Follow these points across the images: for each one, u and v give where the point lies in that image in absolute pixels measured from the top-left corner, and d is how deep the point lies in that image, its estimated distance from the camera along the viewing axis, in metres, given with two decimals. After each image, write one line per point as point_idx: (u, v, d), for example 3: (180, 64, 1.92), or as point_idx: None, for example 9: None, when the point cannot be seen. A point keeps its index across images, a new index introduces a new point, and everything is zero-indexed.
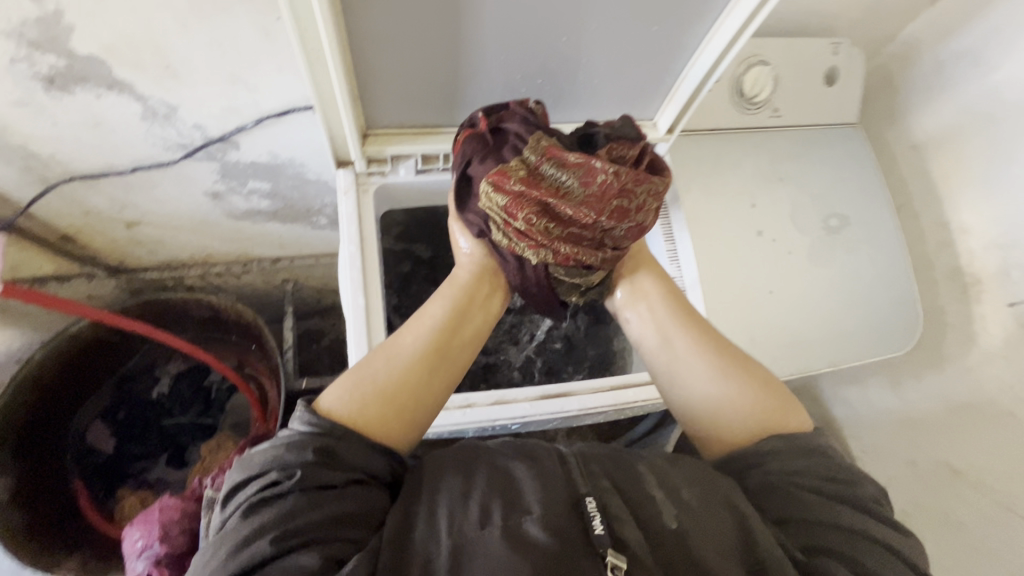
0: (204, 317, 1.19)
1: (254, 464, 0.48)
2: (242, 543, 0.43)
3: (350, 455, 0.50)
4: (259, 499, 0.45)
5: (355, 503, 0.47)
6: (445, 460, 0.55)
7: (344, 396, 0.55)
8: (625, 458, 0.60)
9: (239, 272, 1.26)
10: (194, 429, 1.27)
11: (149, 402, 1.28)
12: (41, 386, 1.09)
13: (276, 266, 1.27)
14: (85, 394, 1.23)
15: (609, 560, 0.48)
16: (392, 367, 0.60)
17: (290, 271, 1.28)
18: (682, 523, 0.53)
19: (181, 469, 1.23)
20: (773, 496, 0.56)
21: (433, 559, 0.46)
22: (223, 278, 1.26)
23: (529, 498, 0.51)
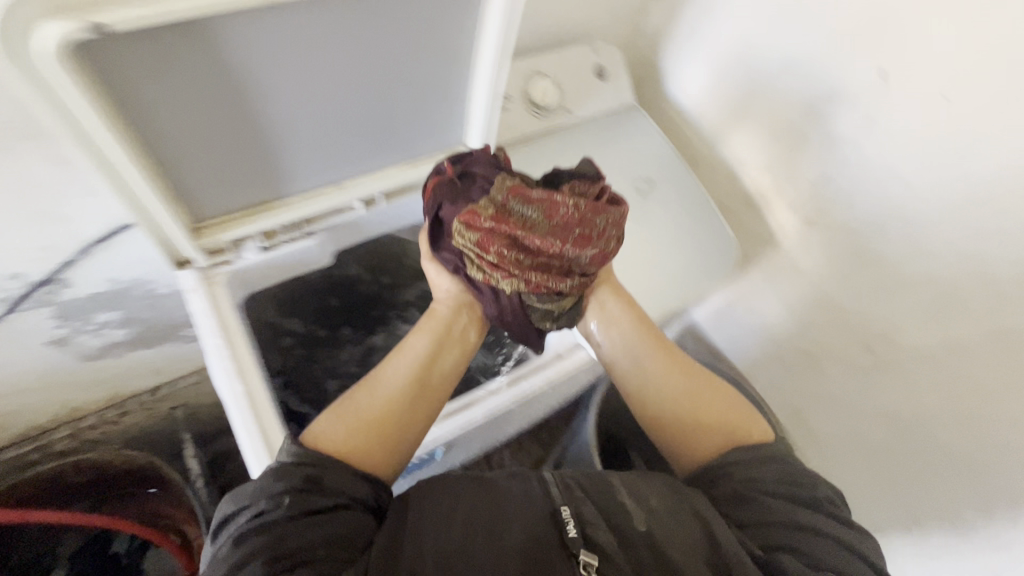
0: (81, 480, 1.16)
1: (243, 497, 0.60)
2: (240, 563, 0.53)
3: (335, 480, 0.62)
4: (252, 525, 0.56)
5: (340, 527, 0.57)
6: (433, 483, 0.62)
7: (331, 421, 0.70)
8: (596, 471, 0.64)
9: (116, 417, 1.22)
10: None
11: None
12: None
13: (158, 397, 1.26)
14: None
15: (583, 561, 0.52)
16: (373, 395, 0.74)
17: (173, 397, 1.28)
18: (652, 529, 0.57)
19: None
20: (742, 505, 0.67)
21: (421, 565, 0.52)
22: (100, 430, 1.21)
23: (507, 510, 0.57)
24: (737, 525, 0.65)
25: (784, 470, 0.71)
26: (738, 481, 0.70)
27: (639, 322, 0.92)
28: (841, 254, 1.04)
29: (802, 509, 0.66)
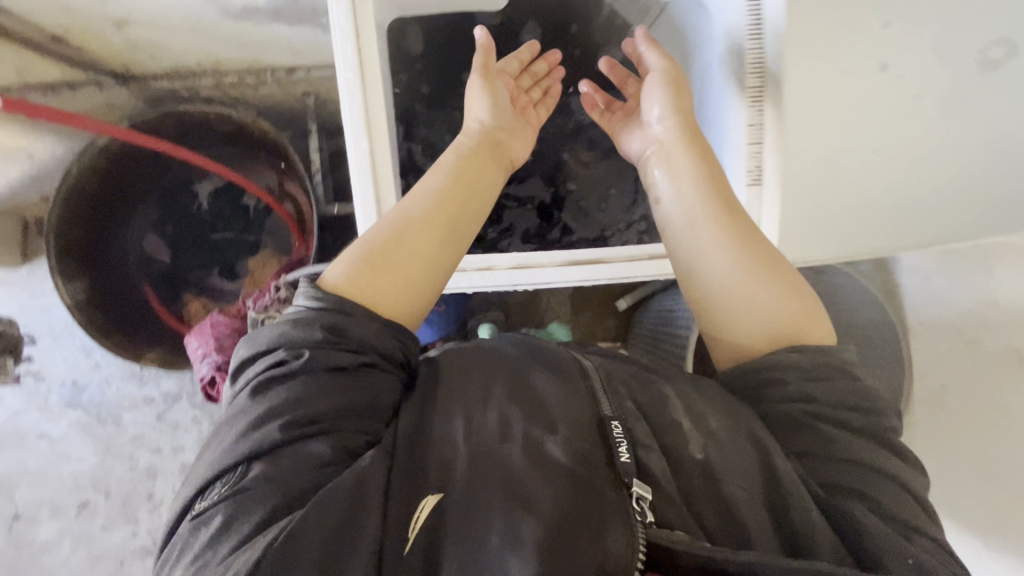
0: (231, 132, 0.94)
1: (261, 341, 0.49)
2: (255, 423, 0.45)
3: (362, 332, 0.49)
4: (267, 377, 0.47)
5: (367, 396, 0.48)
6: (464, 362, 0.54)
7: (349, 268, 0.53)
8: (653, 381, 0.56)
9: (254, 83, 0.99)
10: (238, 245, 1.06)
11: (193, 217, 1.06)
12: (88, 195, 0.94)
13: (293, 77, 0.98)
14: (127, 194, 1.01)
15: (634, 490, 0.44)
16: (397, 237, 0.55)
17: (310, 82, 0.99)
18: (710, 456, 0.51)
19: (234, 280, 1.06)
20: (797, 433, 0.55)
21: (452, 462, 0.46)
22: (238, 90, 1.00)
23: (556, 412, 0.49)
24: (792, 453, 0.54)
25: (854, 393, 0.55)
26: (796, 393, 0.56)
27: (720, 190, 0.64)
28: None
29: (868, 445, 0.53)
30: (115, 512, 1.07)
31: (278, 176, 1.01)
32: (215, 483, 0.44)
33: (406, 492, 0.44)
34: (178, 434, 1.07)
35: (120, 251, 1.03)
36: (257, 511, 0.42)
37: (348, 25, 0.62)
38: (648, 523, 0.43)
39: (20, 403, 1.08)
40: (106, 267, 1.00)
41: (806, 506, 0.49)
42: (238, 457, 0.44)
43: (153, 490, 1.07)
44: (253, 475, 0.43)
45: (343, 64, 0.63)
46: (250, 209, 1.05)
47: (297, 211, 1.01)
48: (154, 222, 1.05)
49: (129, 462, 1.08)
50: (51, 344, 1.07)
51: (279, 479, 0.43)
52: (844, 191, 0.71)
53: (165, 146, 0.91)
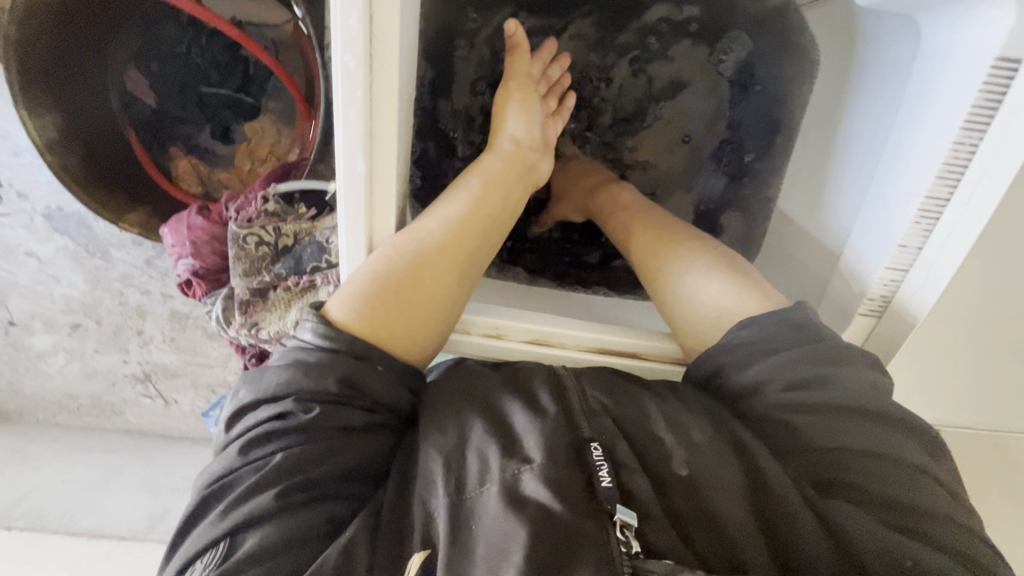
0: None
1: (265, 386, 0.42)
2: (250, 488, 0.38)
3: (376, 385, 0.44)
4: (267, 432, 0.40)
5: (368, 455, 0.43)
6: (446, 391, 0.47)
7: (361, 303, 0.47)
8: (631, 388, 0.49)
9: None
10: (237, 106, 0.90)
11: (179, 57, 0.87)
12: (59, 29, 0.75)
13: None
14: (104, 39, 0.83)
15: (619, 519, 0.38)
16: (416, 271, 0.49)
17: None
18: (696, 473, 0.43)
19: (228, 145, 0.92)
20: (780, 436, 0.46)
21: (432, 514, 0.40)
22: None
23: (528, 441, 0.42)
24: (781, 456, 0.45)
25: (843, 388, 0.47)
26: (770, 399, 0.48)
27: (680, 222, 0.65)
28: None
29: (862, 424, 0.45)
30: (108, 341, 1.20)
31: (290, 28, 0.86)
32: (195, 563, 0.37)
33: (391, 552, 0.39)
34: (190, 333, 1.20)
35: (99, 78, 0.85)
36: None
37: (361, 36, 0.39)
38: (636, 554, 0.37)
39: (19, 232, 1.11)
40: (79, 110, 0.82)
41: (801, 517, 0.41)
42: (221, 531, 0.37)
43: (144, 329, 1.20)
44: (243, 550, 0.36)
45: (343, 88, 0.41)
46: (249, 64, 0.88)
47: (305, 71, 0.88)
48: (137, 53, 0.86)
49: (119, 297, 1.17)
50: (34, 161, 1.05)
51: (275, 556, 0.37)
52: (968, 337, 0.53)
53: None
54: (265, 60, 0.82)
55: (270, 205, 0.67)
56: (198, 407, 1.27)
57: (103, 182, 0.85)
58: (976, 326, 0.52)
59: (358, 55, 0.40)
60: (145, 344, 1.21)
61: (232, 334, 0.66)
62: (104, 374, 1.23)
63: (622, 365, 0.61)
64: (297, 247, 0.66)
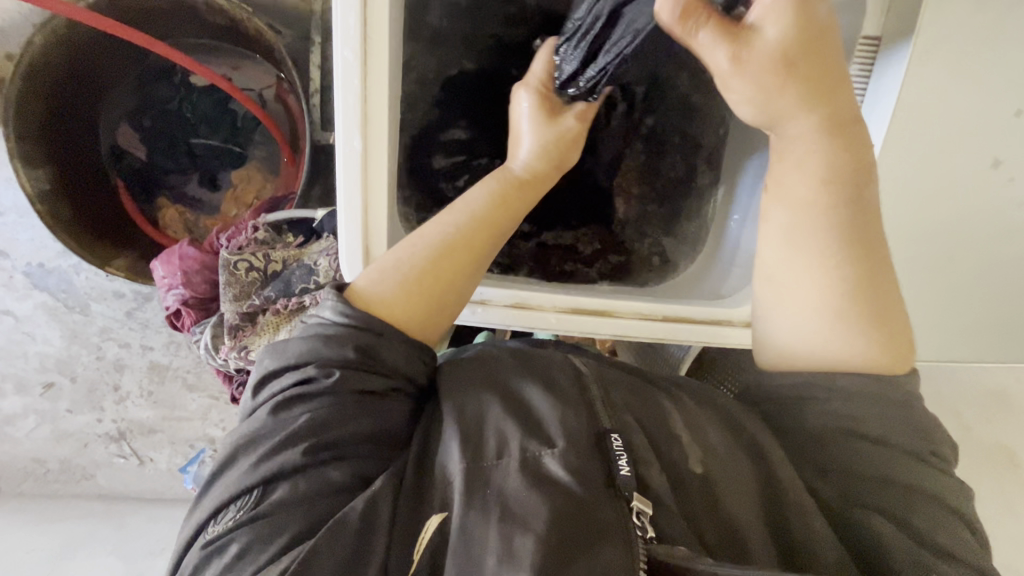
0: (221, 28, 0.84)
1: (288, 354, 0.46)
2: (280, 442, 0.42)
3: (391, 354, 0.47)
4: (293, 396, 0.44)
5: (388, 418, 0.45)
6: (464, 372, 0.49)
7: (392, 294, 0.49)
8: (647, 390, 0.51)
9: None
10: (226, 156, 0.96)
11: (171, 113, 0.93)
12: (56, 88, 0.81)
13: None
14: (98, 97, 0.90)
15: (635, 505, 0.41)
16: (440, 257, 0.51)
17: None
18: (712, 472, 0.46)
19: (215, 192, 0.97)
20: (826, 448, 0.47)
21: (449, 482, 0.42)
22: None
23: (551, 425, 0.44)
24: (818, 472, 0.47)
25: (903, 423, 0.46)
26: (830, 420, 0.47)
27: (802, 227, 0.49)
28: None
29: (892, 452, 0.45)
30: (82, 399, 1.18)
31: (275, 82, 0.93)
32: (230, 506, 0.41)
33: (409, 509, 0.41)
34: (169, 385, 1.18)
35: (90, 132, 0.91)
36: (278, 539, 0.39)
37: (357, 32, 0.46)
38: (650, 539, 0.40)
39: None
40: (73, 164, 0.87)
41: (808, 523, 0.44)
42: (255, 479, 0.41)
43: (121, 385, 1.18)
44: (275, 496, 0.41)
45: (342, 79, 0.47)
46: (237, 117, 0.94)
47: (289, 120, 0.95)
48: (131, 111, 0.94)
49: (97, 352, 1.16)
50: (17, 220, 1.07)
51: (304, 502, 0.41)
52: (911, 266, 0.57)
53: (141, 39, 0.74)
54: (254, 110, 0.88)
55: (260, 233, 0.71)
56: (175, 463, 1.22)
57: (94, 232, 0.88)
58: (925, 267, 0.57)
59: (356, 50, 0.46)
60: (121, 401, 1.18)
61: (221, 359, 0.67)
62: (75, 436, 1.19)
63: (601, 327, 0.57)
64: (286, 271, 0.69)
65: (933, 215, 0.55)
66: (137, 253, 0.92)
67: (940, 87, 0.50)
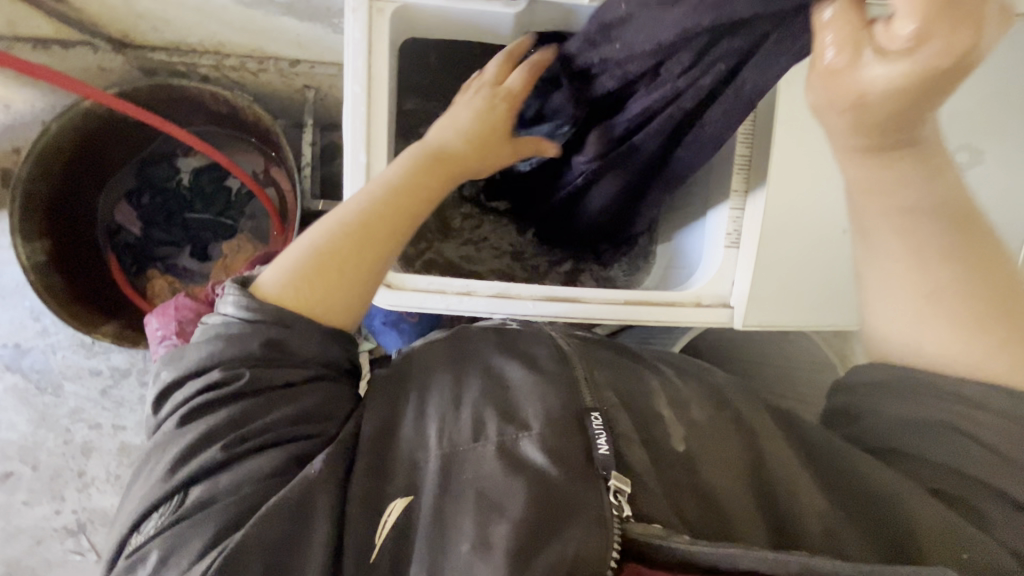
0: (222, 113, 0.95)
1: (185, 361, 0.43)
2: (196, 443, 0.40)
3: (303, 343, 0.44)
4: (199, 401, 0.41)
5: (313, 404, 0.43)
6: (432, 356, 0.49)
7: (292, 282, 0.46)
8: (647, 370, 0.52)
9: (232, 74, 0.91)
10: (217, 227, 1.02)
11: (168, 192, 1.02)
12: (62, 169, 0.88)
13: (295, 71, 0.90)
14: (99, 178, 0.98)
15: (613, 484, 0.41)
16: (354, 238, 0.49)
17: (312, 77, 0.91)
18: (693, 448, 0.46)
19: (204, 262, 1.02)
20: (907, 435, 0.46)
21: (421, 465, 0.42)
22: (241, 78, 0.92)
23: (528, 408, 0.44)
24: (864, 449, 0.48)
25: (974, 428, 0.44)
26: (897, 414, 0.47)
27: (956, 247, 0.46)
28: None
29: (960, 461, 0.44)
30: (41, 488, 1.11)
31: (263, 161, 1.03)
32: (152, 513, 0.39)
33: (363, 503, 0.41)
34: None
35: (88, 212, 0.98)
36: (198, 539, 0.37)
37: (363, 73, 0.57)
38: (626, 517, 0.40)
39: None
40: (68, 238, 0.92)
41: (796, 492, 0.45)
42: (172, 486, 0.39)
43: (86, 470, 1.12)
44: (194, 501, 0.39)
45: (350, 110, 0.57)
46: (231, 192, 1.03)
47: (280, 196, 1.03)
48: (129, 191, 1.02)
49: (64, 436, 1.12)
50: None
51: (221, 501, 0.39)
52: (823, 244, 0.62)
53: (151, 120, 0.83)
54: (248, 182, 0.96)
55: None
56: None
57: (83, 302, 0.90)
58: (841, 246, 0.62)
59: (362, 86, 0.57)
60: (83, 488, 1.12)
61: None
62: (28, 533, 1.10)
63: (568, 312, 0.63)
64: None
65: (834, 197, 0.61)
66: (124, 320, 0.94)
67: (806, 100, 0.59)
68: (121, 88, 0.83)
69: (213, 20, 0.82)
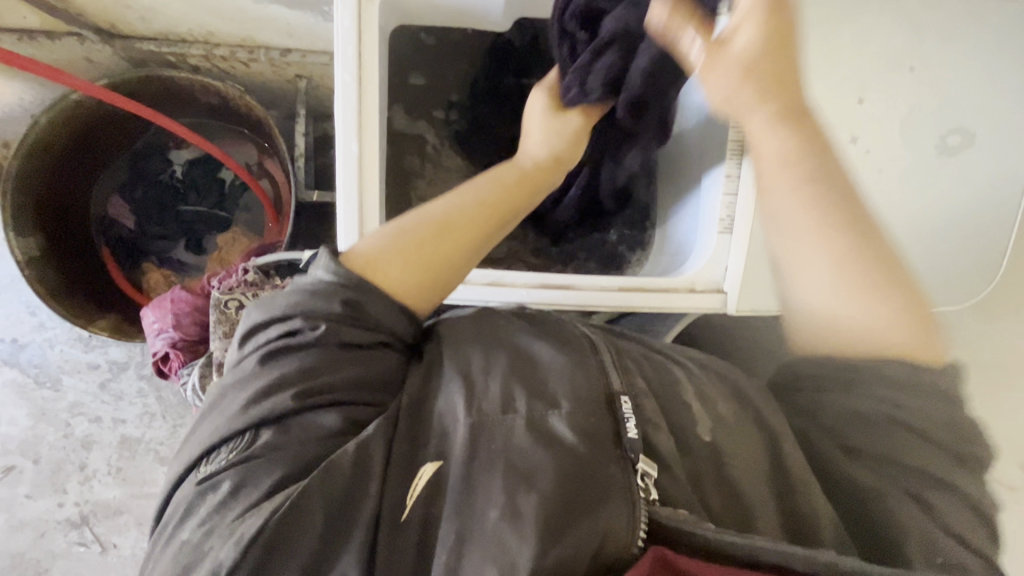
0: (214, 105, 0.94)
1: (274, 306, 0.39)
2: (259, 389, 0.36)
3: (380, 310, 0.41)
4: (277, 344, 0.38)
5: (382, 368, 0.40)
6: (460, 326, 0.45)
7: (387, 257, 0.43)
8: (658, 360, 0.52)
9: (223, 63, 0.90)
10: (211, 220, 1.02)
11: (161, 184, 1.01)
12: (50, 164, 0.87)
13: (287, 59, 0.90)
14: (91, 171, 0.97)
15: (640, 467, 0.39)
16: (448, 234, 0.46)
17: (304, 67, 0.91)
18: (719, 442, 0.47)
19: (199, 255, 1.02)
20: (859, 429, 0.48)
21: (451, 432, 0.38)
22: (231, 67, 0.91)
23: (557, 385, 0.41)
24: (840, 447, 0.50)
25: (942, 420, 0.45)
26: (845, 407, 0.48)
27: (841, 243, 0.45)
28: (932, 239, 0.63)
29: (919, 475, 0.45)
30: (44, 481, 1.11)
31: (257, 152, 1.02)
32: (220, 446, 0.35)
33: (405, 463, 0.37)
34: (141, 460, 1.14)
35: (82, 205, 0.97)
36: (265, 482, 0.34)
37: (354, 61, 0.56)
38: (653, 500, 0.39)
39: None
40: (62, 231, 0.92)
41: (810, 486, 0.47)
42: (239, 423, 0.35)
43: (87, 463, 1.13)
44: (261, 443, 0.35)
45: (341, 98, 0.57)
46: (225, 184, 1.02)
47: (274, 188, 1.02)
48: (122, 185, 1.01)
49: (65, 429, 1.12)
50: None
51: (286, 448, 0.35)
52: None
53: (142, 111, 0.82)
54: (242, 173, 0.95)
55: (250, 275, 0.75)
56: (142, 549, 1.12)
57: (79, 297, 0.90)
58: None
59: (353, 74, 0.56)
60: (86, 480, 1.12)
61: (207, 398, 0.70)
62: (31, 526, 1.11)
63: (564, 297, 0.64)
64: None
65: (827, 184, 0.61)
66: (120, 314, 0.94)
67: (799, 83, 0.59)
68: (110, 80, 0.82)
69: (201, 9, 0.82)
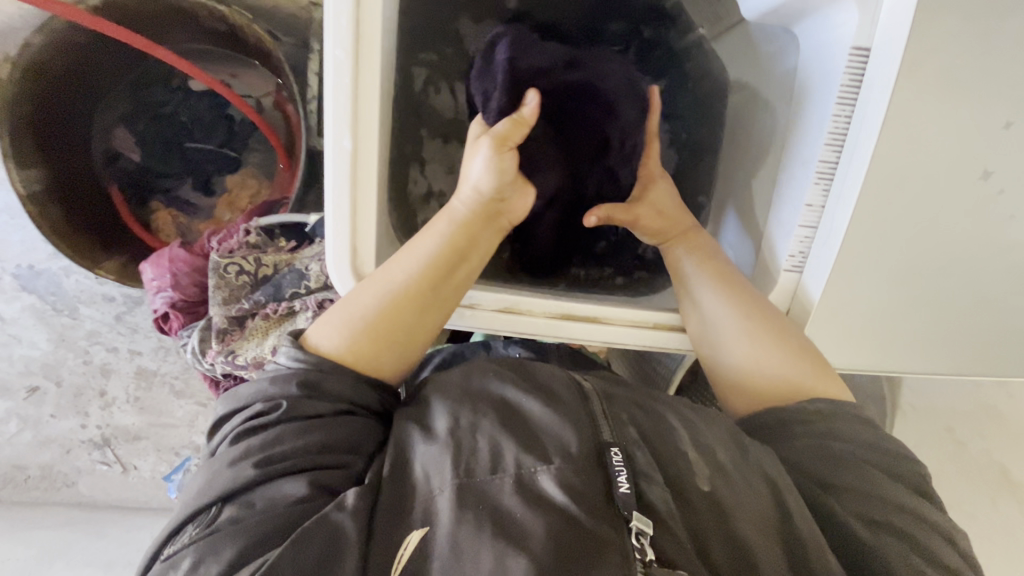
0: (218, 31, 0.84)
1: (239, 396, 0.44)
2: (231, 464, 0.40)
3: (340, 385, 0.44)
4: (244, 429, 0.41)
5: (346, 433, 0.42)
6: (446, 385, 0.45)
7: (345, 341, 0.47)
8: (655, 407, 0.46)
9: None
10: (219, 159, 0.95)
11: (167, 117, 0.94)
12: (45, 92, 0.80)
13: None
14: (92, 97, 0.90)
15: (635, 526, 0.36)
16: (400, 303, 0.49)
17: None
18: (719, 491, 0.41)
19: (208, 197, 0.97)
20: (829, 464, 0.45)
21: (435, 498, 0.38)
22: None
23: (550, 439, 0.40)
24: (820, 485, 0.44)
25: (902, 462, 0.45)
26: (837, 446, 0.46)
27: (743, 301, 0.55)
28: None
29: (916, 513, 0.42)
30: (67, 403, 1.15)
31: (269, 88, 0.93)
32: (187, 525, 0.38)
33: (383, 534, 0.37)
34: (156, 391, 1.16)
35: (86, 136, 0.92)
36: (225, 553, 0.35)
37: (349, 32, 0.45)
38: (650, 562, 0.35)
39: None
40: (67, 165, 0.87)
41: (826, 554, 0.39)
42: (208, 502, 0.38)
43: (107, 390, 1.15)
44: (225, 519, 0.37)
45: (331, 77, 0.46)
46: (234, 121, 0.94)
47: (287, 128, 0.94)
48: (125, 114, 0.94)
49: (84, 356, 1.14)
50: (8, 222, 1.07)
51: (250, 522, 0.37)
52: (913, 278, 0.51)
53: (137, 42, 0.75)
54: (250, 113, 0.87)
55: (251, 237, 0.70)
56: (159, 472, 1.18)
57: (86, 235, 0.87)
58: (928, 283, 0.51)
59: (347, 48, 0.45)
60: (106, 406, 1.16)
61: (207, 363, 0.67)
62: (58, 442, 1.16)
63: (590, 334, 0.57)
64: (276, 275, 0.68)
65: (941, 224, 0.49)
66: (127, 255, 0.91)
67: (934, 93, 0.46)
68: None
69: None
